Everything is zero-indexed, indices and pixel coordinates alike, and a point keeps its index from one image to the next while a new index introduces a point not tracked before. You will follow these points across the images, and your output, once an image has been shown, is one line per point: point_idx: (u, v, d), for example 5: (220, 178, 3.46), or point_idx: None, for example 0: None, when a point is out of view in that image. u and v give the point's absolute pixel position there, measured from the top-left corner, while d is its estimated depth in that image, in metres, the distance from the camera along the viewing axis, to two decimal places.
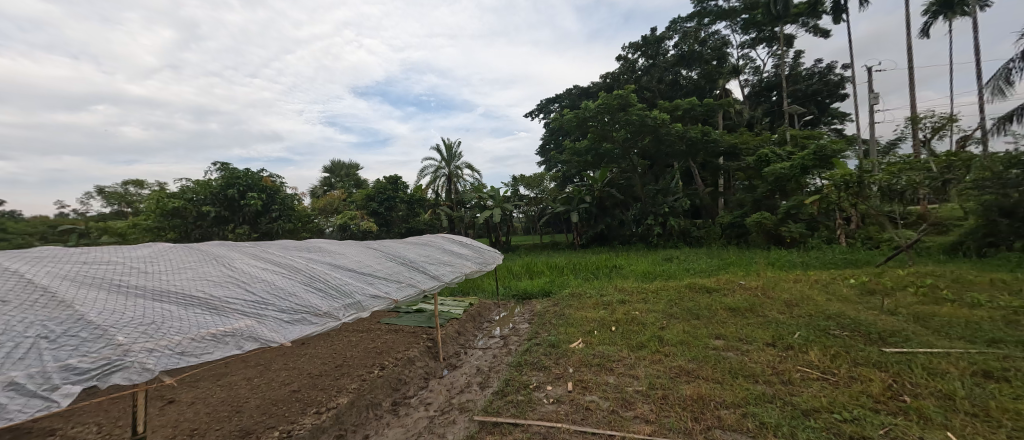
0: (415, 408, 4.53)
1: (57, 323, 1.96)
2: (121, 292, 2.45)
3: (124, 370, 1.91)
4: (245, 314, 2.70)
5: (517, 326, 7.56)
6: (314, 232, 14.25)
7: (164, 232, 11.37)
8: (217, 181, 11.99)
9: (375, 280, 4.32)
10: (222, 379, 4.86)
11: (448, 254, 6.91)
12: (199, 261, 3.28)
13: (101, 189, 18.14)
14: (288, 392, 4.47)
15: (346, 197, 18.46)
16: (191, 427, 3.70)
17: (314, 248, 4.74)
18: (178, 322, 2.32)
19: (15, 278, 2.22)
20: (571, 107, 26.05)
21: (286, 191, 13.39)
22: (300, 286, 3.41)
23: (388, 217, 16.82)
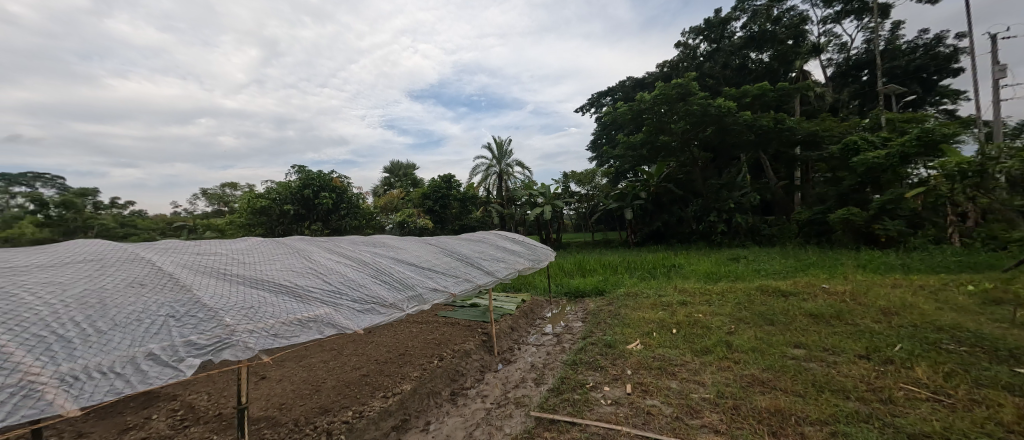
0: (473, 399, 4.66)
1: (181, 304, 2.29)
2: (226, 280, 2.81)
3: (232, 348, 2.16)
4: (323, 302, 2.95)
5: (570, 324, 7.46)
6: (377, 228, 15.17)
7: (254, 229, 12.99)
8: (295, 182, 13.19)
9: (435, 274, 4.51)
10: (303, 360, 5.39)
11: (502, 250, 7.00)
12: (284, 254, 3.65)
13: (204, 191, 21.02)
14: (358, 376, 4.84)
15: (404, 195, 19.48)
16: (280, 402, 4.14)
17: (379, 243, 5.07)
18: (271, 308, 2.60)
19: (149, 265, 2.64)
20: (626, 100, 25.06)
21: (352, 191, 14.46)
22: (368, 278, 3.66)
23: (443, 214, 17.45)
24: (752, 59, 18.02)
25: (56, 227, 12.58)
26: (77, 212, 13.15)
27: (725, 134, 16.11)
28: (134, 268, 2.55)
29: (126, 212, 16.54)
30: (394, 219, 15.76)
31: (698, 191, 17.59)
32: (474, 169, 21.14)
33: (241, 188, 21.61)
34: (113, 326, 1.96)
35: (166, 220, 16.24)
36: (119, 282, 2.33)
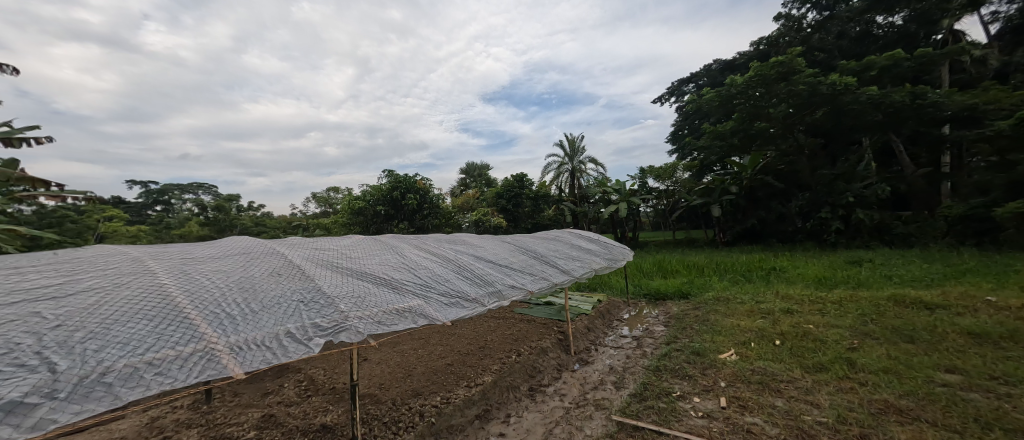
0: (551, 397, 4.68)
1: (307, 292, 2.70)
2: (338, 271, 3.23)
3: (347, 331, 2.48)
4: (416, 295, 3.23)
5: (651, 328, 7.06)
6: (456, 227, 16.03)
7: (352, 228, 14.65)
8: (385, 184, 14.54)
9: (512, 271, 4.63)
10: (397, 347, 5.95)
11: (577, 249, 6.91)
12: (381, 250, 4.07)
13: (313, 195, 24.35)
14: (444, 365, 5.18)
15: (480, 195, 20.24)
16: (380, 382, 4.63)
17: (459, 241, 5.36)
18: (374, 298, 2.92)
19: (283, 258, 3.17)
20: (713, 85, 22.84)
21: (434, 191, 15.50)
22: (453, 274, 3.90)
23: (517, 213, 17.74)
24: (879, 24, 15.08)
25: (212, 226, 15.69)
26: (226, 214, 16.24)
27: (842, 116, 13.75)
28: (272, 260, 3.08)
29: (257, 213, 19.90)
30: (469, 218, 16.39)
31: (806, 184, 15.30)
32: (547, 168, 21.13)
33: (342, 191, 24.56)
34: (263, 307, 2.39)
35: (287, 220, 19.17)
36: (263, 271, 2.84)
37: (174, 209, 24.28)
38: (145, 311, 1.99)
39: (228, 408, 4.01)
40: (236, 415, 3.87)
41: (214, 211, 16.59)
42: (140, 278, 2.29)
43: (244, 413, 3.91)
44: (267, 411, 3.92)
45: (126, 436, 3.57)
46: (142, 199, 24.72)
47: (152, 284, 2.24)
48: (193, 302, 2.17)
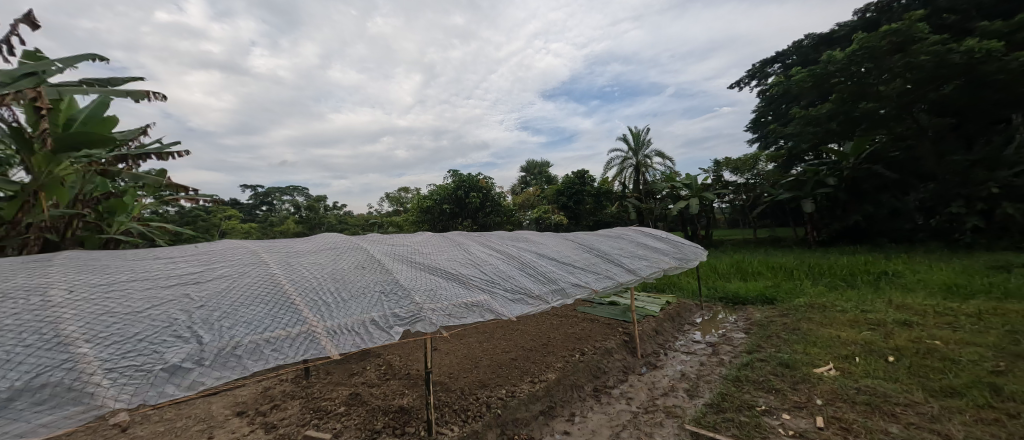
0: (617, 399, 4.55)
1: (386, 283, 2.94)
2: (412, 265, 3.47)
3: (422, 321, 2.65)
4: (482, 290, 3.35)
5: (728, 334, 6.51)
6: (517, 225, 16.21)
7: (421, 225, 15.52)
8: (451, 184, 15.17)
9: (575, 269, 4.58)
10: (463, 339, 6.23)
11: (643, 247, 6.60)
12: (450, 246, 4.28)
13: (386, 195, 26.25)
14: (508, 359, 5.30)
15: (540, 193, 20.25)
16: (449, 371, 4.89)
17: (522, 238, 5.42)
18: (444, 292, 3.09)
19: (365, 252, 3.49)
20: (804, 63, 20.25)
21: (495, 190, 15.85)
22: (516, 270, 3.97)
23: (579, 210, 17.22)
24: None
25: (305, 224, 17.76)
26: (315, 213, 18.27)
27: (984, 86, 11.36)
28: (357, 254, 3.41)
29: (339, 212, 22.00)
30: (530, 216, 16.31)
31: (929, 173, 12.88)
32: (610, 163, 20.40)
33: (411, 191, 26.17)
34: (352, 296, 2.66)
35: (364, 219, 20.97)
36: (350, 264, 3.15)
37: (275, 209, 27.87)
38: (263, 296, 2.33)
39: (322, 384, 4.53)
40: (329, 390, 4.36)
41: (306, 211, 18.70)
42: (257, 268, 2.68)
43: (335, 389, 4.39)
44: (353, 390, 4.35)
45: (246, 401, 4.20)
46: (251, 201, 28.72)
47: (266, 273, 2.62)
48: (297, 290, 2.49)
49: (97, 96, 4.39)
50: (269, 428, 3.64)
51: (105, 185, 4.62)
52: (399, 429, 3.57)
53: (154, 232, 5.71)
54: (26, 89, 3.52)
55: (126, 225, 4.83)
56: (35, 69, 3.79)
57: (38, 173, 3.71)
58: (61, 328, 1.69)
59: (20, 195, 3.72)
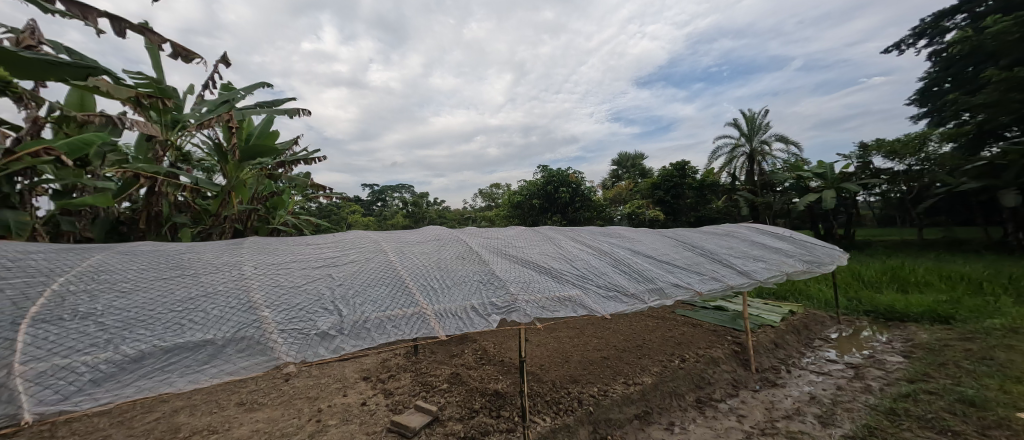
0: (725, 414, 4.13)
1: (483, 274, 3.13)
2: (506, 258, 3.62)
3: (517, 312, 2.77)
4: (574, 284, 3.34)
5: (878, 356, 5.37)
6: (609, 220, 15.66)
7: (512, 220, 16.01)
8: (541, 179, 15.34)
9: (676, 269, 4.25)
10: (554, 332, 6.29)
11: (760, 247, 5.80)
12: (541, 240, 4.34)
13: (480, 191, 27.67)
14: (600, 357, 5.20)
15: (634, 187, 19.19)
16: (540, 363, 4.99)
17: (615, 234, 5.22)
18: (537, 285, 3.16)
19: (465, 244, 3.75)
20: (1006, 10, 15.36)
21: (585, 184, 15.52)
22: (609, 267, 3.86)
23: (677, 204, 15.84)
24: None
25: (411, 218, 19.79)
26: (419, 209, 20.23)
27: None
28: (457, 246, 3.69)
29: (438, 206, 23.98)
30: (621, 211, 15.54)
31: None
32: (716, 152, 18.34)
33: (502, 187, 27.13)
34: (454, 284, 2.89)
35: (460, 214, 22.47)
36: (452, 255, 3.43)
37: (387, 205, 31.70)
38: (384, 280, 2.70)
39: (428, 362, 5.04)
40: (434, 368, 4.83)
41: (412, 206, 20.85)
42: (378, 255, 3.10)
43: (438, 367, 4.84)
44: (454, 370, 4.74)
45: (369, 369, 4.90)
46: (368, 198, 33.12)
47: (385, 260, 3.01)
48: (409, 276, 2.81)
49: (267, 115, 5.52)
50: (388, 394, 4.20)
51: (272, 186, 5.80)
52: (494, 411, 3.78)
53: (301, 224, 6.95)
54: (222, 115, 4.61)
55: (284, 217, 5.99)
56: (227, 97, 4.92)
57: (231, 178, 4.77)
58: (251, 296, 2.20)
59: (220, 195, 4.75)
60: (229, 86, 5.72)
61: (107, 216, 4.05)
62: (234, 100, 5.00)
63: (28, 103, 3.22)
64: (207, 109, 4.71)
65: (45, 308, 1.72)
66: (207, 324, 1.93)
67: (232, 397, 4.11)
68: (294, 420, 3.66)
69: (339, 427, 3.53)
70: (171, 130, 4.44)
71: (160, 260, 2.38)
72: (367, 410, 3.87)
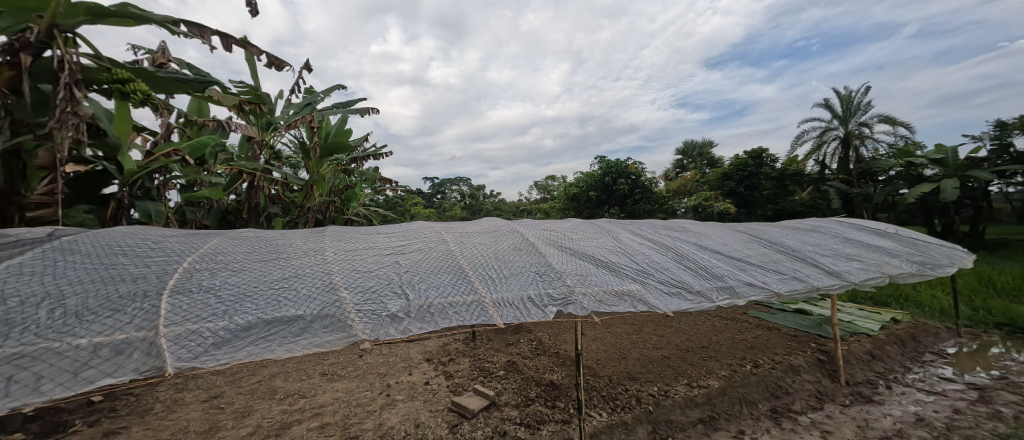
0: (805, 428, 3.77)
1: (540, 265, 3.16)
2: (562, 250, 3.61)
3: (574, 304, 2.77)
4: (634, 279, 3.24)
5: (1012, 379, 4.52)
6: (672, 213, 14.83)
7: (568, 213, 15.86)
8: (598, 170, 14.97)
9: (749, 266, 3.93)
10: (611, 327, 6.17)
11: (854, 245, 5.12)
12: (598, 233, 4.25)
13: (535, 183, 27.71)
14: (660, 356, 5.00)
15: (700, 177, 17.90)
16: (596, 357, 4.94)
17: (678, 227, 4.95)
18: (594, 278, 3.12)
19: (520, 235, 3.80)
20: None
21: (646, 175, 14.82)
22: (672, 262, 3.68)
23: (751, 196, 14.47)
24: None
25: (468, 210, 20.44)
26: (476, 201, 20.82)
27: None
28: (514, 237, 3.76)
29: (494, 199, 24.49)
30: (686, 204, 14.65)
31: None
32: (800, 138, 16.46)
33: (558, 178, 26.90)
34: (512, 274, 2.96)
35: (515, 206, 22.70)
36: (509, 246, 3.50)
37: (446, 197, 33.07)
38: (446, 268, 2.85)
39: (485, 348, 5.24)
40: (491, 354, 5.01)
41: (469, 198, 21.52)
42: (439, 245, 3.27)
43: (495, 354, 5.01)
44: (510, 358, 4.88)
45: (431, 351, 5.22)
46: (429, 191, 34.80)
47: (446, 249, 3.16)
48: (469, 265, 2.93)
49: (342, 115, 6.02)
50: (449, 375, 4.45)
51: (346, 180, 6.33)
52: (550, 401, 3.83)
53: (370, 215, 7.51)
54: (305, 116, 5.12)
55: (356, 209, 6.53)
56: (310, 100, 5.45)
57: (313, 173, 5.30)
58: (332, 279, 2.46)
59: (304, 188, 5.31)
60: (311, 89, 6.33)
61: (219, 206, 4.74)
62: (315, 102, 5.52)
63: (162, 112, 3.86)
64: (293, 111, 5.26)
65: (180, 282, 2.08)
66: (298, 302, 2.20)
67: (316, 367, 4.63)
68: (367, 392, 4.03)
69: (405, 402, 3.82)
70: (266, 131, 5.02)
71: (259, 245, 2.74)
72: (430, 389, 4.13)
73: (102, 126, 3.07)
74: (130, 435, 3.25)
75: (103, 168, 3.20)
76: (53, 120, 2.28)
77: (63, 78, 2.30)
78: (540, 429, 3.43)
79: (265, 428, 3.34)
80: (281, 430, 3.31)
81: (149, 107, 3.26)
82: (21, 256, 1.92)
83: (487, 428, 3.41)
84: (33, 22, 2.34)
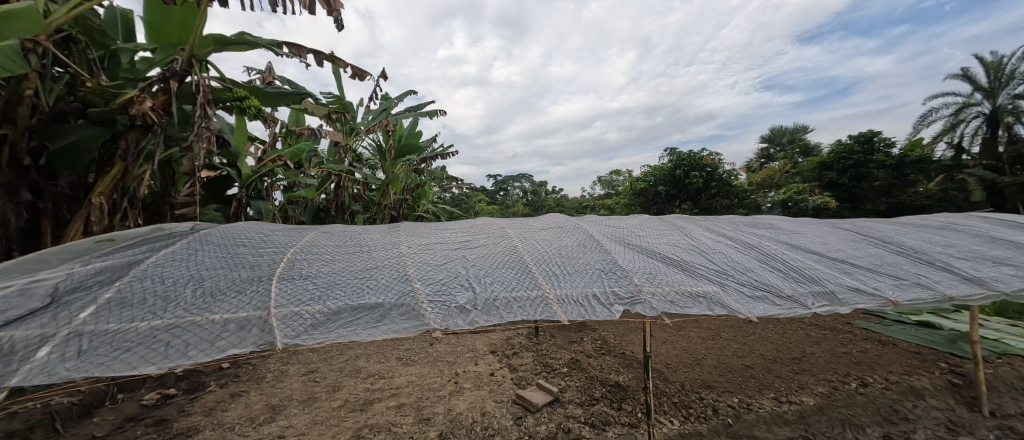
0: None
1: (605, 262, 3.09)
2: (629, 247, 3.48)
3: (642, 304, 2.68)
4: (710, 280, 3.02)
5: None
6: (755, 209, 13.47)
7: (635, 208, 15.23)
8: (668, 163, 14.16)
9: (853, 269, 3.45)
10: (682, 331, 5.83)
11: (1003, 246, 4.21)
12: (668, 230, 4.03)
13: (599, 178, 27.03)
14: (741, 365, 4.61)
15: (789, 168, 16.01)
16: (667, 362, 4.70)
17: (763, 224, 4.50)
18: (665, 277, 2.98)
19: (584, 232, 3.74)
20: None
21: (724, 167, 13.67)
22: (756, 263, 3.36)
23: (858, 189, 11.69)
24: None
25: (531, 206, 20.60)
26: (539, 197, 20.92)
27: None
28: (578, 233, 3.72)
29: (557, 195, 24.39)
30: (773, 198, 13.05)
31: None
32: (925, 118, 13.99)
33: (623, 173, 25.95)
34: (576, 271, 2.94)
35: (578, 202, 22.36)
36: (573, 242, 3.47)
37: (509, 194, 33.68)
38: (510, 264, 2.92)
39: (548, 344, 5.27)
40: (554, 351, 5.03)
41: (531, 195, 21.73)
42: (504, 240, 3.35)
43: (559, 351, 5.02)
44: (574, 355, 4.85)
45: (496, 344, 5.39)
46: (492, 188, 35.78)
47: (510, 245, 3.23)
48: (533, 261, 2.96)
49: (414, 118, 6.43)
50: (513, 368, 4.57)
51: (418, 179, 6.76)
52: (616, 403, 3.74)
53: (439, 211, 7.94)
54: (382, 121, 5.55)
55: (427, 206, 6.95)
56: (386, 106, 5.90)
57: (389, 173, 5.75)
58: (407, 271, 2.66)
59: (381, 187, 5.78)
60: (387, 96, 6.85)
61: (312, 205, 5.37)
62: (391, 108, 5.96)
63: (269, 124, 4.46)
64: (372, 117, 5.74)
65: (285, 270, 2.41)
66: (378, 291, 2.41)
67: (393, 352, 5.04)
68: (438, 378, 4.29)
69: (472, 391, 4.00)
70: (349, 136, 5.55)
71: (346, 239, 3.05)
72: (495, 380, 4.27)
73: (226, 137, 3.65)
74: (249, 398, 3.84)
75: (226, 173, 3.80)
76: (193, 134, 2.79)
77: (199, 99, 2.77)
78: (606, 430, 3.37)
79: (352, 402, 3.73)
80: (365, 406, 3.66)
81: (261, 119, 3.79)
82: (174, 245, 2.38)
83: (552, 424, 3.43)
84: (179, 54, 2.86)
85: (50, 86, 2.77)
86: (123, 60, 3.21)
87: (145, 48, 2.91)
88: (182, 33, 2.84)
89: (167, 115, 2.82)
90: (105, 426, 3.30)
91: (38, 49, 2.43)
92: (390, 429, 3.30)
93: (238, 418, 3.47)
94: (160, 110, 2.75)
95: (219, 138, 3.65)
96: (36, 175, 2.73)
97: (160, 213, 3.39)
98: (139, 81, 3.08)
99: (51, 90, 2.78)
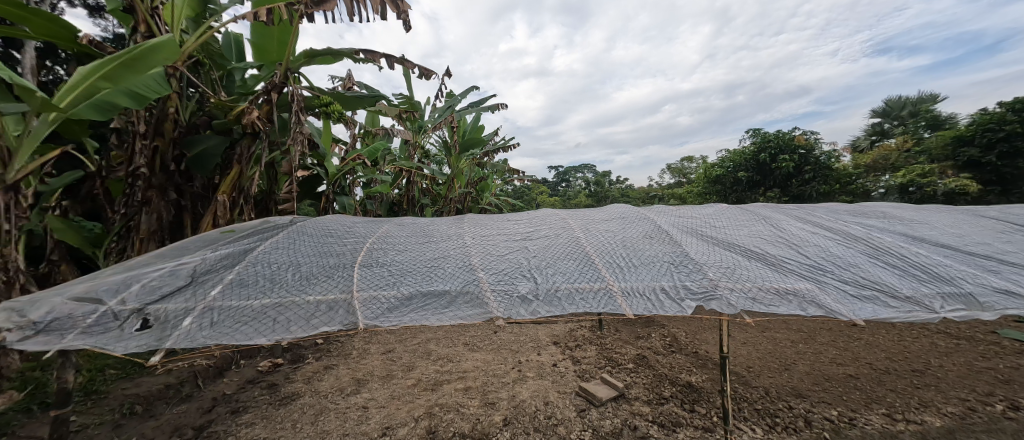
0: None
1: (677, 255, 2.92)
2: (703, 238, 3.25)
3: (718, 301, 2.50)
4: (802, 277, 2.71)
5: None
6: (862, 195, 11.62)
7: (710, 197, 14.13)
8: (751, 147, 12.88)
9: (1000, 267, 2.84)
10: (766, 332, 5.31)
11: None
12: (750, 220, 3.67)
13: (669, 166, 25.44)
14: (841, 374, 4.08)
15: (908, 147, 13.54)
16: (747, 364, 4.34)
17: (874, 213, 3.89)
18: (746, 272, 2.74)
19: (651, 223, 3.56)
20: None
21: (821, 149, 12.02)
22: (863, 258, 2.92)
23: (1010, 168, 9.54)
24: None
25: (595, 197, 20.18)
26: (603, 187, 20.40)
27: None
28: (644, 224, 3.54)
29: (623, 185, 23.53)
30: (888, 182, 11.06)
31: None
32: None
33: (697, 160, 24.13)
34: (644, 264, 2.83)
35: (646, 192, 21.33)
36: (639, 234, 3.32)
37: (572, 184, 33.27)
38: (574, 255, 2.90)
39: (613, 338, 5.16)
40: (619, 345, 4.90)
41: (595, 186, 21.25)
42: (565, 232, 3.33)
43: (624, 346, 4.88)
44: (640, 351, 4.69)
45: (559, 335, 5.40)
46: (555, 179, 35.62)
47: (572, 237, 3.19)
48: (596, 253, 2.91)
49: (475, 113, 6.60)
50: (576, 360, 4.56)
51: (481, 172, 6.96)
52: (689, 404, 3.55)
53: (501, 204, 8.09)
54: (447, 117, 5.80)
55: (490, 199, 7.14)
56: (451, 103, 6.14)
57: (454, 167, 5.99)
58: (472, 261, 2.78)
59: (447, 181, 6.06)
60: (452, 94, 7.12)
61: (387, 199, 5.81)
62: (455, 105, 6.19)
63: (351, 126, 4.91)
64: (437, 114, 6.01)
65: (365, 258, 2.67)
66: (444, 279, 2.56)
67: (461, 338, 5.32)
68: (502, 365, 4.44)
69: (535, 380, 4.08)
70: (418, 134, 5.90)
71: (417, 230, 3.27)
72: (558, 371, 4.30)
73: (316, 140, 4.10)
74: (339, 370, 4.34)
75: (317, 172, 4.27)
76: (291, 138, 3.18)
77: (294, 107, 3.15)
78: (676, 431, 3.23)
79: (424, 382, 4.03)
80: (436, 386, 3.93)
81: (343, 122, 4.20)
82: (278, 236, 2.75)
83: (617, 419, 3.37)
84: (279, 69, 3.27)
85: (186, 104, 3.34)
86: (236, 78, 3.74)
87: (253, 66, 3.38)
88: (280, 51, 3.25)
89: (270, 123, 3.25)
90: (231, 385, 3.97)
91: (176, 73, 2.96)
92: (458, 409, 3.50)
93: (331, 387, 3.94)
94: (265, 119, 3.17)
95: (310, 141, 4.12)
96: (179, 179, 3.31)
97: (268, 208, 3.94)
98: (249, 94, 3.59)
99: (187, 107, 3.35)
